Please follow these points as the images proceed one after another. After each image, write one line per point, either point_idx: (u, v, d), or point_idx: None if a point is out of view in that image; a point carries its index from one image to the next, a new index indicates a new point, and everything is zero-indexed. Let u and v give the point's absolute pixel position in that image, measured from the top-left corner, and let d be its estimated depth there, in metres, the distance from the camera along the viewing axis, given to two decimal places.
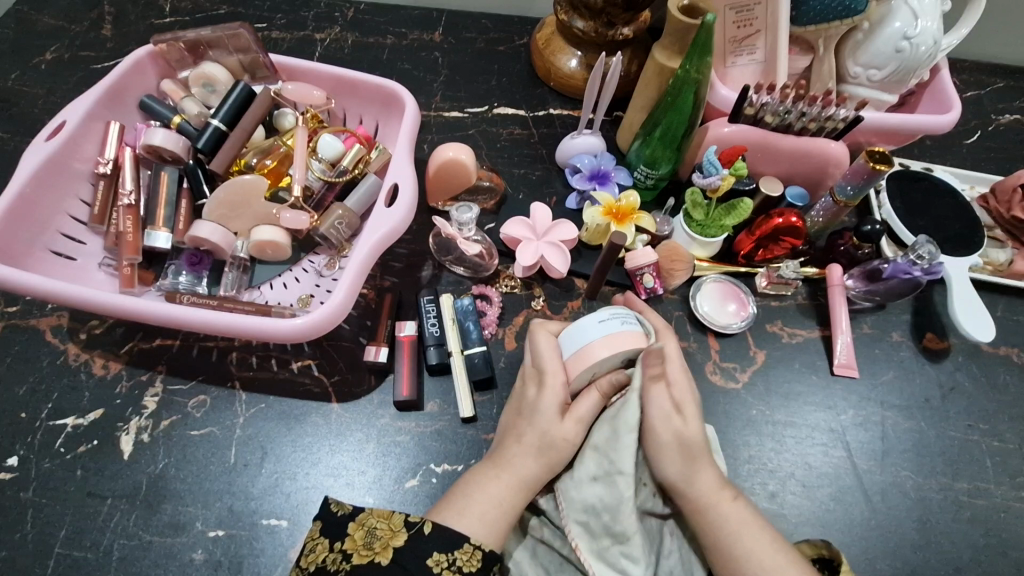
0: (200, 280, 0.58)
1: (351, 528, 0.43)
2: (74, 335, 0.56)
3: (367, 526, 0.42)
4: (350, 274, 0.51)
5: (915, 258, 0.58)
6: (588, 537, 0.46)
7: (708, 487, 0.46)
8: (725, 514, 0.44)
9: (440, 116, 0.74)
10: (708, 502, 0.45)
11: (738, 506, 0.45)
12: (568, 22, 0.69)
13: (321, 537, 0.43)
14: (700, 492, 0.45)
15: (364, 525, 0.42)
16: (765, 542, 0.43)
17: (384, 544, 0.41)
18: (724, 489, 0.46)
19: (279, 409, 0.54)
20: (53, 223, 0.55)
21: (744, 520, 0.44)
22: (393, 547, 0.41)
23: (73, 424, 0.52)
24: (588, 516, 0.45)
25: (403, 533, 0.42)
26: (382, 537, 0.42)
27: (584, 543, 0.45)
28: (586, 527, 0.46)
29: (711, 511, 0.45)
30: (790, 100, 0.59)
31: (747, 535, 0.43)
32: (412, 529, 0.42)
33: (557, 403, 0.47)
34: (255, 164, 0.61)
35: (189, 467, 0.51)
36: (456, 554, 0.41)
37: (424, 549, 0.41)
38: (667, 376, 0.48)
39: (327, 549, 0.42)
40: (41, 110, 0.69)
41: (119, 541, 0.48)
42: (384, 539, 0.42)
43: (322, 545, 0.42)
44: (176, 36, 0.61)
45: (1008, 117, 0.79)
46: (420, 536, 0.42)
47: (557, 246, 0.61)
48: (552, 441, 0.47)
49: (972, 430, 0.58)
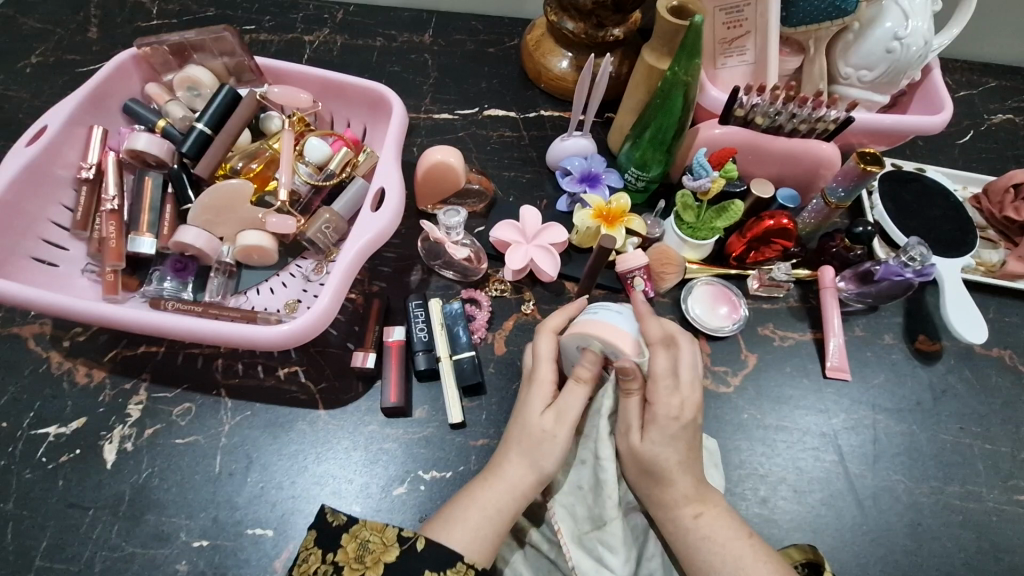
0: (185, 287, 0.57)
1: (343, 541, 0.42)
2: (57, 342, 0.55)
3: (360, 538, 0.42)
4: (334, 279, 0.50)
5: (907, 260, 0.57)
6: (571, 521, 0.47)
7: (682, 493, 0.44)
8: (695, 524, 0.44)
9: (430, 118, 0.73)
10: (677, 506, 0.44)
11: (703, 516, 0.44)
12: (558, 23, 0.69)
13: (315, 547, 0.42)
14: (671, 500, 0.44)
15: (357, 537, 0.42)
16: (738, 552, 0.42)
17: (375, 558, 0.41)
18: (695, 499, 0.44)
19: (265, 416, 0.53)
20: (34, 229, 0.54)
21: (714, 530, 0.43)
22: (383, 562, 0.41)
23: (55, 434, 0.51)
24: (575, 498, 0.47)
25: (395, 548, 0.41)
26: (374, 552, 0.41)
27: (564, 528, 0.46)
28: (571, 511, 0.47)
29: (681, 517, 0.44)
30: (780, 101, 0.58)
31: (717, 542, 0.43)
32: (404, 544, 0.41)
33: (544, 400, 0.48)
34: (240, 169, 0.60)
35: (174, 477, 0.50)
36: (450, 572, 0.41)
37: (416, 567, 0.41)
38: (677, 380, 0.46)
39: (319, 559, 0.42)
40: (26, 114, 0.68)
41: (102, 552, 0.47)
42: (376, 553, 0.41)
43: (315, 556, 0.42)
44: (160, 40, 0.60)
45: (1000, 117, 0.79)
46: (413, 553, 0.41)
47: (547, 249, 0.60)
48: (537, 447, 0.46)
49: (964, 432, 0.58)
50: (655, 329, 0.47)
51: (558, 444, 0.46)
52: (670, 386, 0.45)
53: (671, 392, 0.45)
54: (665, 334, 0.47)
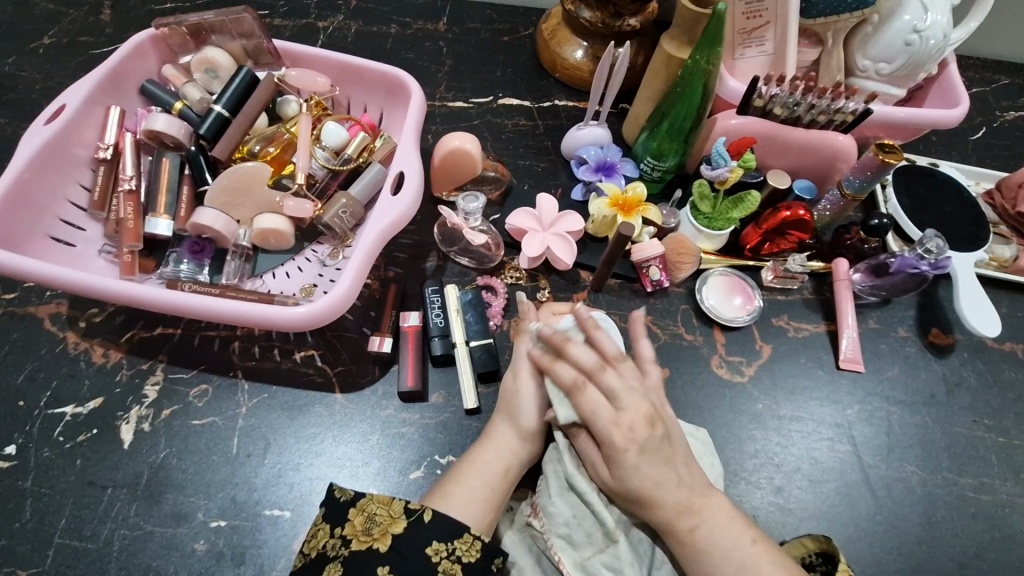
0: (202, 269, 0.57)
1: (351, 514, 0.43)
2: (73, 323, 0.55)
3: (367, 512, 0.43)
4: (356, 261, 0.50)
5: (922, 253, 0.57)
6: (570, 549, 0.46)
7: (673, 507, 0.44)
8: (693, 537, 0.43)
9: (444, 106, 0.73)
10: (673, 522, 0.44)
11: (700, 528, 0.44)
12: (574, 12, 0.69)
13: (323, 522, 0.43)
14: (664, 517, 0.44)
15: (364, 511, 0.43)
16: (742, 554, 0.43)
17: (384, 530, 0.42)
18: (688, 511, 0.44)
19: (282, 399, 0.53)
20: (52, 209, 0.54)
21: (716, 537, 0.43)
22: (392, 533, 0.42)
23: (72, 413, 0.51)
24: (570, 527, 0.46)
25: (403, 519, 0.42)
26: (382, 524, 0.42)
27: (566, 558, 0.45)
28: (568, 539, 0.46)
29: (678, 532, 0.44)
30: (799, 91, 0.58)
31: (721, 552, 0.43)
32: (411, 517, 0.42)
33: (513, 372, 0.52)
34: (258, 152, 0.60)
35: (192, 456, 0.50)
36: (456, 543, 0.42)
37: (423, 537, 0.42)
38: (619, 407, 0.46)
39: (327, 534, 0.42)
40: (39, 96, 0.68)
41: (120, 531, 0.47)
42: (384, 525, 0.42)
43: (323, 531, 0.43)
44: (177, 21, 0.60)
45: (1013, 114, 0.79)
46: (420, 524, 0.42)
47: (563, 237, 0.60)
48: (512, 403, 0.51)
49: (977, 425, 0.58)
50: (566, 377, 0.48)
51: (531, 401, 0.50)
52: (604, 419, 0.46)
53: (611, 422, 0.46)
54: (591, 368, 0.48)
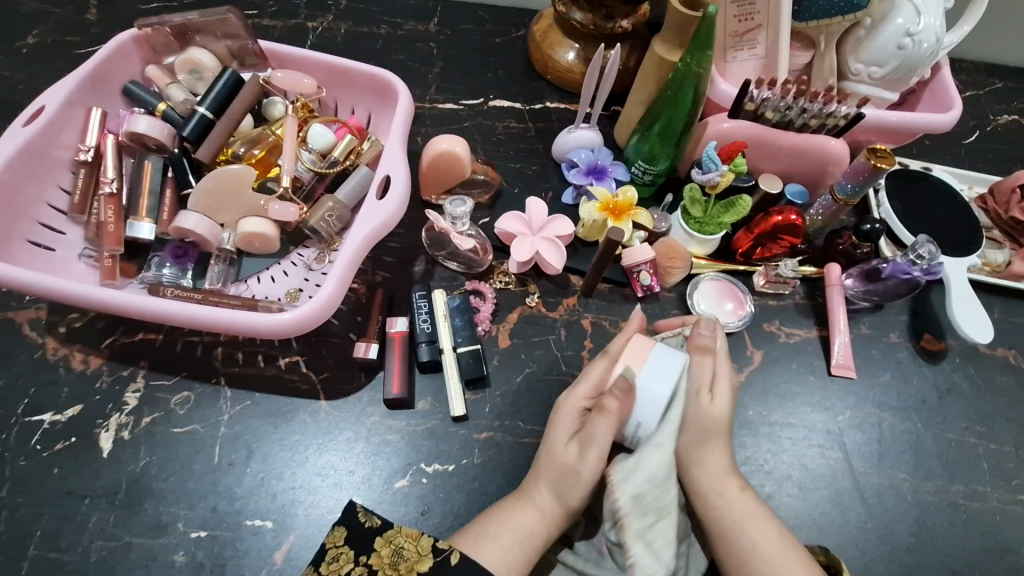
0: (185, 273, 0.56)
1: (377, 544, 0.42)
2: (53, 328, 0.54)
3: (394, 544, 0.42)
4: (340, 267, 0.49)
5: (914, 258, 0.57)
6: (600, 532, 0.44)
7: (719, 470, 0.46)
8: (741, 493, 0.46)
9: (434, 108, 0.72)
10: (720, 484, 0.46)
11: (747, 489, 0.47)
12: (566, 14, 0.68)
13: (346, 546, 0.42)
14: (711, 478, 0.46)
15: (392, 543, 0.42)
16: (769, 541, 0.44)
17: (410, 565, 0.41)
18: (732, 475, 0.47)
19: (265, 406, 0.52)
20: (31, 212, 0.53)
21: (752, 509, 0.45)
22: (417, 571, 0.41)
23: (50, 421, 0.50)
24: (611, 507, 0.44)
25: (429, 558, 0.41)
26: (409, 559, 0.41)
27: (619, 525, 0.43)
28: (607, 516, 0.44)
29: (725, 491, 0.46)
30: (790, 95, 0.57)
31: (749, 521, 0.44)
32: (438, 556, 0.41)
33: (570, 427, 0.46)
34: (242, 154, 0.59)
35: (171, 466, 0.49)
36: None
37: None
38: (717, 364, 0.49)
39: (351, 561, 0.42)
40: (22, 96, 0.67)
41: (98, 542, 0.46)
42: (410, 560, 0.41)
43: (347, 555, 0.42)
44: (161, 21, 0.59)
45: (1006, 118, 0.78)
46: (447, 566, 0.41)
47: (553, 241, 0.59)
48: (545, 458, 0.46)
49: (968, 432, 0.57)
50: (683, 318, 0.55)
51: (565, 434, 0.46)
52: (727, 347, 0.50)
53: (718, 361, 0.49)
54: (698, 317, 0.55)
